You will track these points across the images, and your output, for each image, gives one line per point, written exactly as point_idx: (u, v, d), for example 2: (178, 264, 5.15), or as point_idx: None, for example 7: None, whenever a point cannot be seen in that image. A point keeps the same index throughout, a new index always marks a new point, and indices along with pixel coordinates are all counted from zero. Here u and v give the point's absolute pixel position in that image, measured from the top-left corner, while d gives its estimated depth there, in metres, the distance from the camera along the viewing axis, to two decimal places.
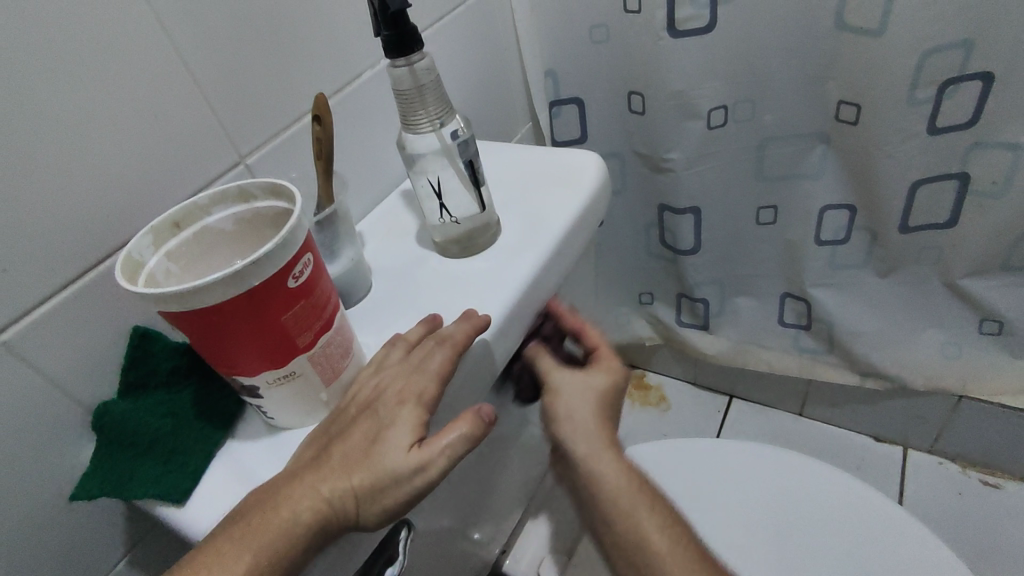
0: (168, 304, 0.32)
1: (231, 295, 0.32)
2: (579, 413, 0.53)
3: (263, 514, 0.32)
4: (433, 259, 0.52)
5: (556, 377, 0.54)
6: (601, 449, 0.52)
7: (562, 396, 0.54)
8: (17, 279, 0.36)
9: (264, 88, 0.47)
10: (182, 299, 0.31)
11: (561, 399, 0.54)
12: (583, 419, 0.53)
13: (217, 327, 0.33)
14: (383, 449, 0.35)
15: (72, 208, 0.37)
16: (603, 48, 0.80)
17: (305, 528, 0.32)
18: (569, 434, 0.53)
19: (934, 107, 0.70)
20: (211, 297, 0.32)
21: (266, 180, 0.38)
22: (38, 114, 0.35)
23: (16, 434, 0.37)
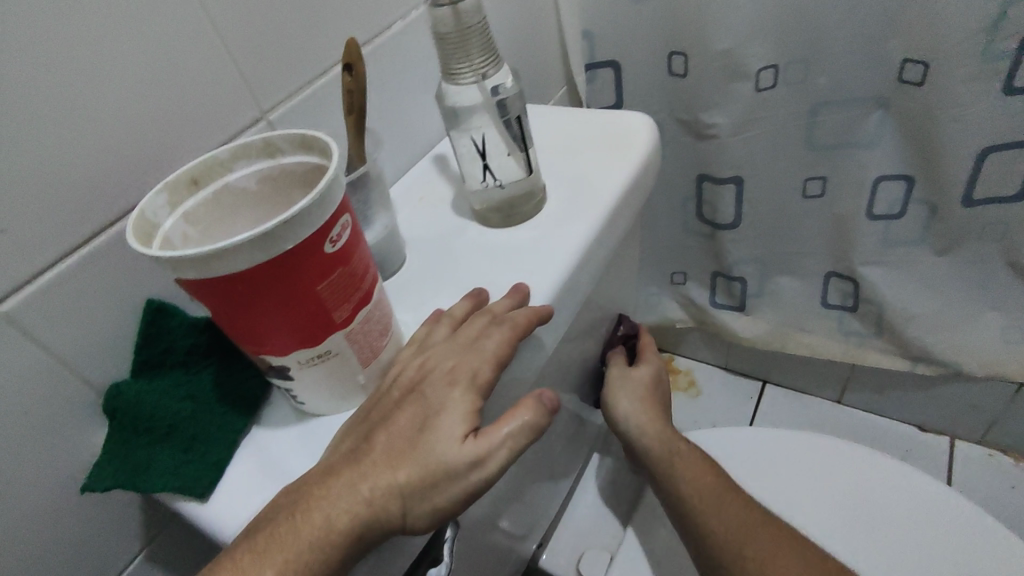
0: (188, 270, 0.27)
1: (260, 260, 0.27)
2: (637, 400, 0.61)
3: (294, 518, 0.28)
4: (472, 229, 0.48)
5: (615, 371, 0.62)
6: (651, 423, 0.60)
7: (624, 390, 0.61)
8: (14, 241, 0.31)
9: (288, 32, 0.42)
10: (204, 265, 0.27)
11: (618, 386, 0.62)
12: (639, 398, 0.61)
13: (243, 296, 0.28)
14: (432, 439, 0.30)
15: (80, 162, 0.33)
16: (644, 5, 0.74)
17: (347, 532, 0.28)
18: (632, 419, 0.60)
19: (1012, 64, 0.64)
20: (237, 263, 0.27)
21: (295, 132, 0.33)
22: (37, 49, 0.30)
23: (18, 418, 0.33)
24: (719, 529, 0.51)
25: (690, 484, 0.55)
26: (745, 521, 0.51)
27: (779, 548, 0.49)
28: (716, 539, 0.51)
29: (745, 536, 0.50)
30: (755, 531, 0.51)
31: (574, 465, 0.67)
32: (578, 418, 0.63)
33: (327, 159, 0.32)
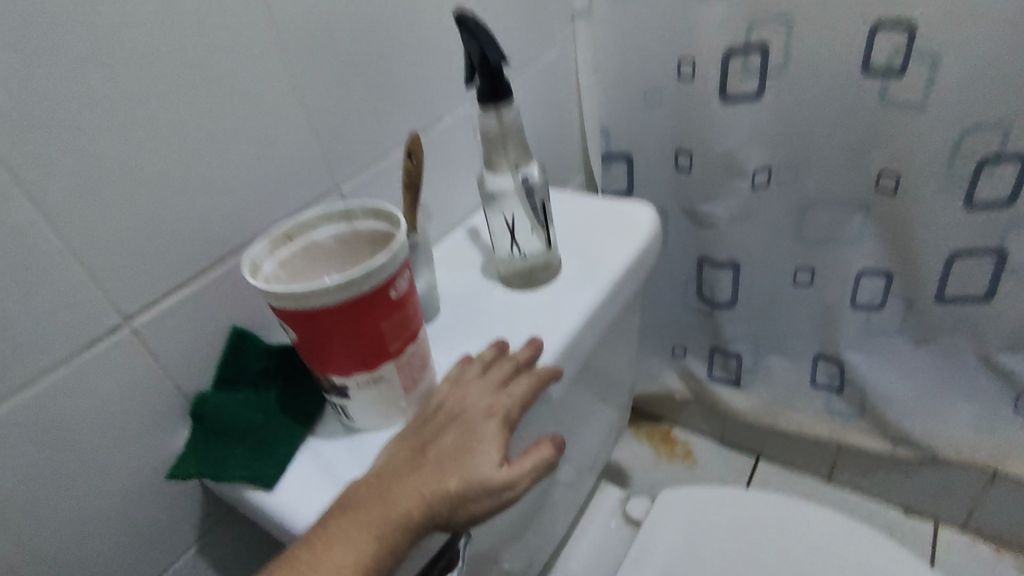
0: (289, 301, 0.36)
1: (343, 297, 0.36)
2: None
3: (363, 514, 0.35)
4: (497, 290, 0.56)
5: None
6: None
7: None
8: (152, 272, 0.41)
9: (367, 125, 0.53)
10: (302, 298, 0.36)
11: None
12: None
13: (326, 324, 0.37)
14: (473, 461, 0.38)
15: (210, 213, 0.43)
16: (656, 111, 0.87)
17: (408, 523, 0.36)
18: None
19: (971, 184, 0.74)
20: (327, 298, 0.36)
21: (371, 203, 0.43)
22: (195, 130, 0.41)
23: (127, 413, 0.42)
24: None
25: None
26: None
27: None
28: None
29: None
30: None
31: (571, 514, 0.73)
32: (577, 468, 0.69)
33: (395, 230, 0.41)
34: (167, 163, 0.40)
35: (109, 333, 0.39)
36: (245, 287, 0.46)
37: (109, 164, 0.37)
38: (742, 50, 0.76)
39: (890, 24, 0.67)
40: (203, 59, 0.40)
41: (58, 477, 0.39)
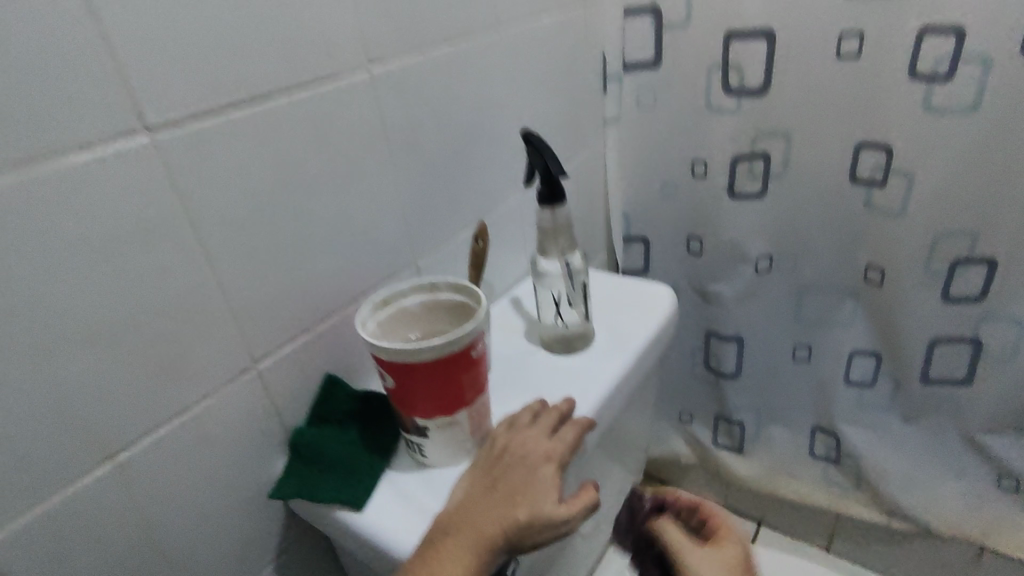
0: (397, 356, 0.47)
1: (440, 355, 0.47)
2: None
3: (455, 545, 0.44)
4: (539, 353, 0.66)
5: None
6: None
7: None
8: (281, 324, 0.50)
9: (446, 211, 0.64)
10: (409, 354, 0.46)
11: None
12: None
13: (422, 376, 0.47)
14: (539, 499, 0.47)
15: (326, 282, 0.53)
16: (672, 202, 0.99)
17: (490, 550, 0.44)
18: None
19: (947, 280, 0.85)
20: (427, 355, 0.46)
21: (453, 279, 0.54)
22: (331, 217, 0.52)
23: (245, 440, 0.50)
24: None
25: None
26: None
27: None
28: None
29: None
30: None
31: (589, 562, 0.79)
32: (597, 518, 0.77)
33: (475, 306, 0.52)
34: (307, 242, 0.50)
35: (241, 374, 0.49)
36: (342, 340, 0.56)
37: (264, 244, 0.47)
38: (747, 157, 0.89)
39: (871, 143, 0.82)
40: (339, 165, 0.51)
41: (189, 492, 0.47)
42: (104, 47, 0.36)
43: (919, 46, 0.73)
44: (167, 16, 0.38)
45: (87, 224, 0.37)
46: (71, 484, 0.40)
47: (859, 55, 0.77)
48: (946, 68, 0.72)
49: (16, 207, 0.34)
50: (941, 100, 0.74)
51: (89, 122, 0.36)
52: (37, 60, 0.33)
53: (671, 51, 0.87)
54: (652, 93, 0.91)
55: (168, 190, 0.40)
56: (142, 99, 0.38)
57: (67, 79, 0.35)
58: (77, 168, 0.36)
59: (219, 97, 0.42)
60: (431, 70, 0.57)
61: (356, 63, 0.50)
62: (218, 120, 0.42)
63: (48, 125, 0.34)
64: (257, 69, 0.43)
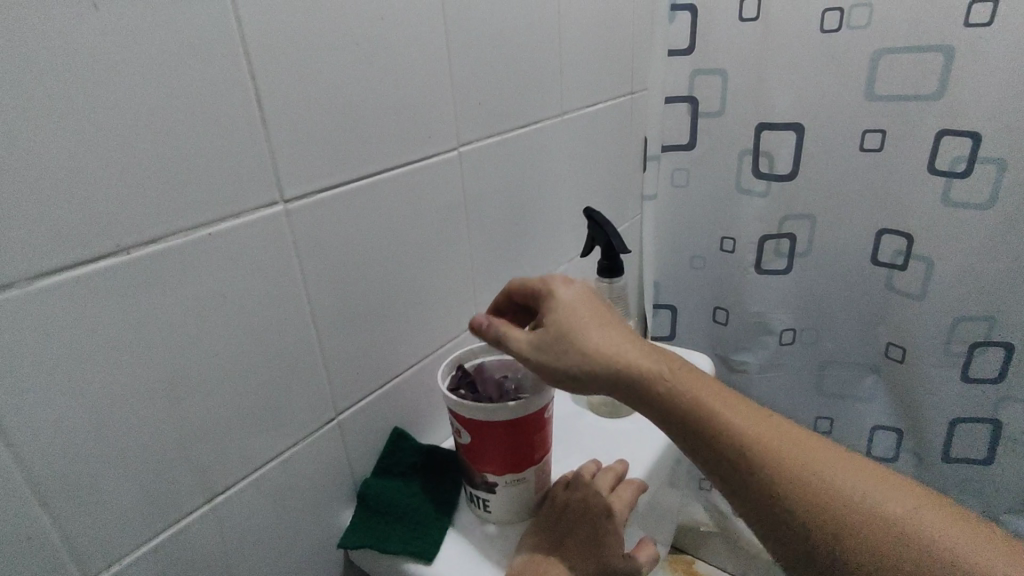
0: (476, 415, 0.50)
1: (517, 415, 0.50)
2: None
3: None
4: (587, 415, 0.69)
5: None
6: None
7: None
8: (362, 376, 0.55)
9: (504, 276, 0.70)
10: (488, 413, 0.49)
11: None
12: None
13: (497, 434, 0.50)
14: (607, 552, 0.52)
15: (400, 338, 0.58)
16: (699, 273, 1.04)
17: None
18: None
19: (967, 361, 0.88)
20: (506, 415, 0.49)
21: None
22: (409, 278, 0.57)
23: (319, 487, 0.53)
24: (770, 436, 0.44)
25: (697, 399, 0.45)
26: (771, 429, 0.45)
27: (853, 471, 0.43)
28: (785, 506, 0.42)
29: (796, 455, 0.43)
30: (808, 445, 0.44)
31: None
32: None
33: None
34: (391, 300, 0.56)
35: (325, 424, 0.52)
36: (410, 395, 0.60)
37: (356, 301, 0.53)
38: (775, 236, 0.95)
39: (892, 230, 0.88)
40: (425, 233, 0.58)
41: (269, 537, 0.50)
42: (262, 135, 0.43)
43: (939, 144, 0.79)
44: (306, 107, 0.45)
45: (226, 282, 0.43)
46: (175, 520, 0.43)
47: (881, 149, 0.84)
48: (963, 166, 0.79)
49: (173, 265, 0.40)
50: (961, 196, 0.80)
51: (239, 195, 0.42)
52: (207, 142, 0.40)
53: (704, 136, 0.95)
54: (685, 173, 0.98)
55: (288, 252, 0.46)
56: (282, 177, 0.45)
57: (225, 157, 0.41)
58: (222, 233, 0.42)
59: (334, 173, 0.48)
60: (505, 153, 0.65)
61: (450, 143, 0.58)
62: (333, 193, 0.48)
63: (209, 196, 0.41)
64: (368, 151, 0.50)
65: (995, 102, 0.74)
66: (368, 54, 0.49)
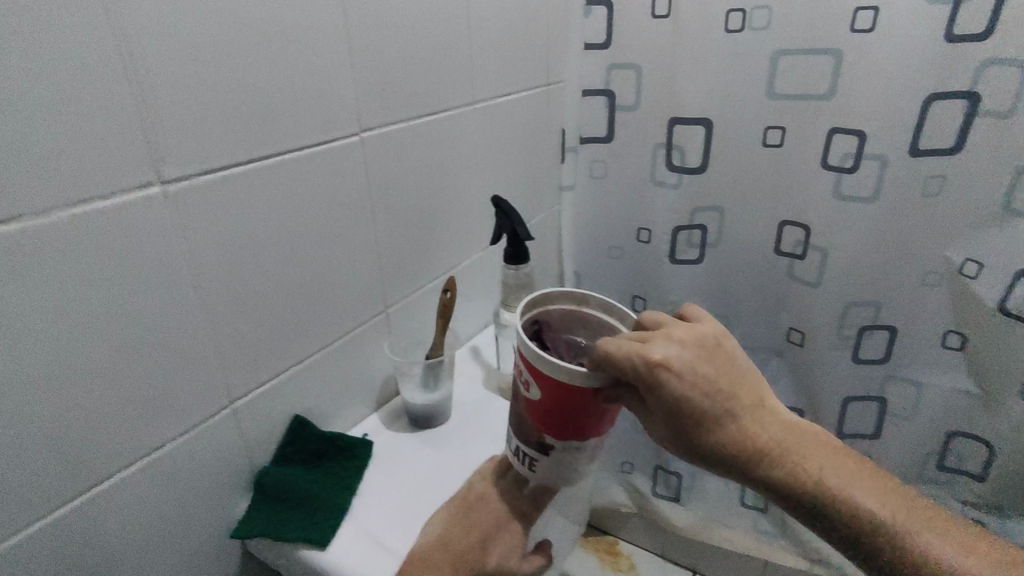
0: (549, 370, 0.46)
1: (597, 380, 0.47)
2: None
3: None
4: (497, 399, 0.70)
5: None
6: None
7: None
8: (261, 364, 0.54)
9: (412, 263, 0.70)
10: (566, 372, 0.46)
11: None
12: None
13: (566, 395, 0.47)
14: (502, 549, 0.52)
15: (299, 323, 0.57)
16: (617, 262, 1.07)
17: None
18: None
19: (857, 344, 0.95)
20: (585, 378, 0.46)
21: (604, 300, 0.55)
22: (309, 263, 0.57)
23: (214, 477, 0.52)
24: (872, 496, 0.51)
25: (810, 463, 0.51)
26: (864, 485, 0.52)
27: (929, 517, 0.51)
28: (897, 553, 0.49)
29: (893, 507, 0.51)
30: (892, 496, 0.52)
31: None
32: None
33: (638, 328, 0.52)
34: (290, 285, 0.55)
35: (218, 413, 0.51)
36: (311, 383, 0.60)
37: (251, 287, 0.52)
38: (687, 227, 0.99)
39: (792, 221, 0.93)
40: (325, 219, 0.57)
41: (159, 528, 0.49)
42: (138, 111, 0.41)
43: (832, 140, 0.85)
44: (190, 86, 0.44)
45: (102, 264, 0.41)
46: (50, 512, 0.42)
47: (781, 145, 0.89)
48: (852, 162, 0.84)
49: (37, 246, 0.38)
50: (850, 190, 0.86)
51: (115, 174, 0.41)
52: (76, 116, 0.38)
53: (621, 129, 0.98)
54: (602, 165, 1.01)
55: (172, 235, 0.45)
56: (162, 156, 0.43)
57: (99, 134, 0.39)
58: (91, 215, 0.40)
59: (222, 155, 0.47)
60: (410, 140, 0.65)
61: (351, 128, 0.58)
62: (220, 175, 0.47)
63: (79, 174, 0.39)
64: (256, 133, 0.49)
65: (879, 102, 0.80)
66: (260, 34, 0.48)
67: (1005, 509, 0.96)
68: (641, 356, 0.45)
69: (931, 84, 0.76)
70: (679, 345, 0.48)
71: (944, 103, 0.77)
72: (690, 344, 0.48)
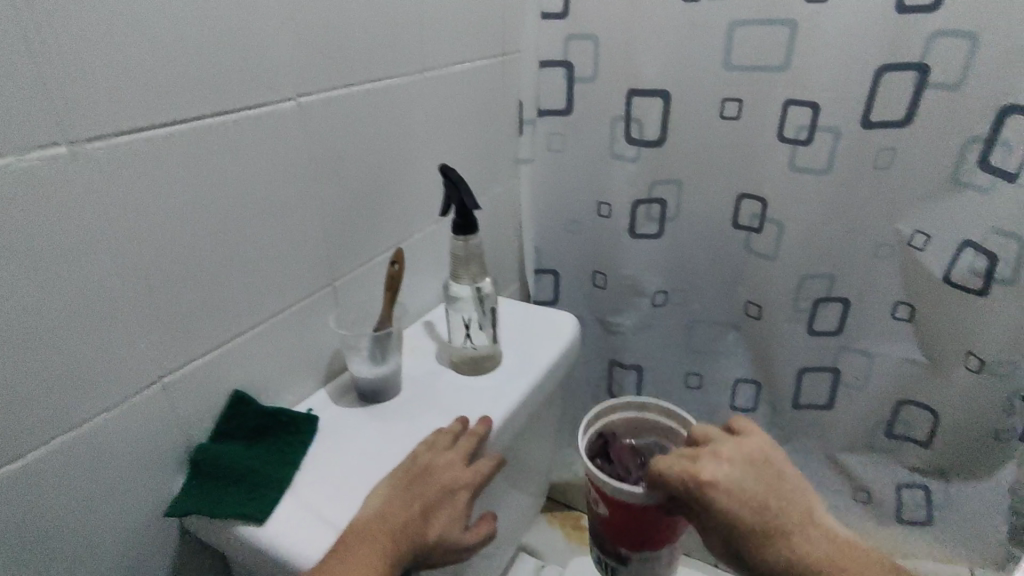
0: (611, 488, 0.62)
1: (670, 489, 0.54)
2: None
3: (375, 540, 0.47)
4: (449, 373, 0.69)
5: None
6: None
7: None
8: (194, 337, 0.52)
9: (359, 235, 0.68)
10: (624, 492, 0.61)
11: None
12: None
13: (631, 513, 0.63)
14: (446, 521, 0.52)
15: (235, 296, 0.55)
16: (578, 237, 1.07)
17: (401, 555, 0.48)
18: None
19: (812, 316, 0.97)
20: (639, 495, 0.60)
21: (666, 407, 0.69)
22: (244, 233, 0.55)
23: (145, 455, 0.50)
24: None
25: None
26: None
27: None
28: None
29: None
30: None
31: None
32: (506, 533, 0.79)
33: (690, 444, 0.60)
34: (223, 255, 0.53)
35: (146, 387, 0.49)
36: (252, 356, 0.58)
37: (179, 256, 0.50)
38: (646, 201, 0.99)
39: (749, 195, 0.93)
40: (262, 188, 0.55)
41: (84, 506, 0.47)
42: (36, 65, 0.39)
43: (787, 112, 0.85)
44: (98, 43, 0.42)
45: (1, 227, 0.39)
46: None
47: (738, 117, 0.89)
48: (806, 134, 0.85)
49: None
50: (805, 162, 0.86)
51: (11, 131, 0.39)
52: None
53: (579, 102, 0.96)
54: (562, 139, 1.00)
55: (83, 199, 0.43)
56: (67, 114, 0.41)
57: None
58: None
59: (138, 116, 0.45)
60: (354, 107, 0.63)
61: (286, 93, 0.55)
62: (137, 136, 0.45)
63: None
64: (178, 94, 0.47)
65: (833, 73, 0.80)
66: None
67: (947, 474, 0.99)
68: (687, 472, 0.53)
69: (883, 55, 0.77)
70: (727, 463, 0.54)
71: (894, 75, 0.77)
72: (739, 459, 0.55)
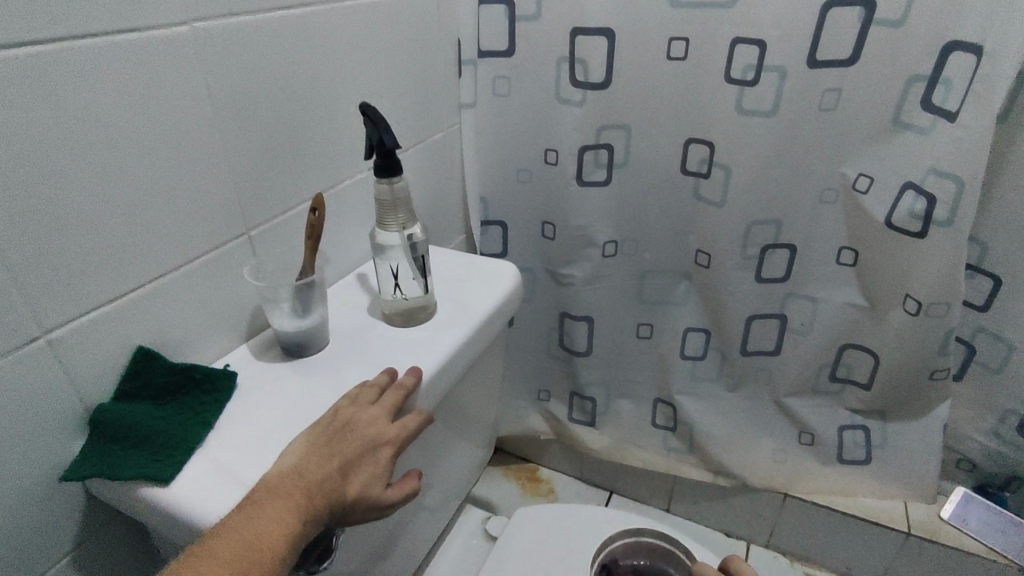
0: None
1: None
2: None
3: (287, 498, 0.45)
4: (380, 326, 0.66)
5: None
6: None
7: None
8: (81, 288, 0.48)
9: (275, 181, 0.63)
10: None
11: None
12: None
13: None
14: (365, 477, 0.50)
15: (129, 244, 0.50)
16: (526, 187, 1.03)
17: (314, 512, 0.46)
18: None
19: (760, 263, 0.96)
20: None
21: (661, 530, 0.84)
22: (136, 175, 0.50)
23: (33, 415, 0.47)
24: None
25: None
26: None
27: None
28: None
29: None
30: None
31: (439, 529, 0.82)
32: (449, 485, 0.79)
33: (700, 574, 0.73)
34: (112, 199, 0.48)
35: (25, 344, 0.45)
36: (156, 310, 0.54)
37: (54, 199, 0.45)
38: (594, 146, 0.95)
39: (697, 138, 0.91)
40: (153, 125, 0.50)
41: None
42: None
43: (734, 51, 0.81)
44: None
45: None
46: None
47: (685, 57, 0.86)
48: (752, 75, 0.82)
49: None
50: (752, 104, 0.84)
51: None
52: None
53: (523, 42, 0.91)
54: (506, 82, 0.95)
55: None
56: None
57: None
58: None
59: None
60: (259, 37, 0.57)
61: (176, 17, 0.50)
62: None
63: None
64: (35, 8, 0.41)
65: (781, 7, 0.77)
66: None
67: (886, 413, 1.05)
68: None
69: None
70: None
71: (842, 10, 0.75)
72: None
